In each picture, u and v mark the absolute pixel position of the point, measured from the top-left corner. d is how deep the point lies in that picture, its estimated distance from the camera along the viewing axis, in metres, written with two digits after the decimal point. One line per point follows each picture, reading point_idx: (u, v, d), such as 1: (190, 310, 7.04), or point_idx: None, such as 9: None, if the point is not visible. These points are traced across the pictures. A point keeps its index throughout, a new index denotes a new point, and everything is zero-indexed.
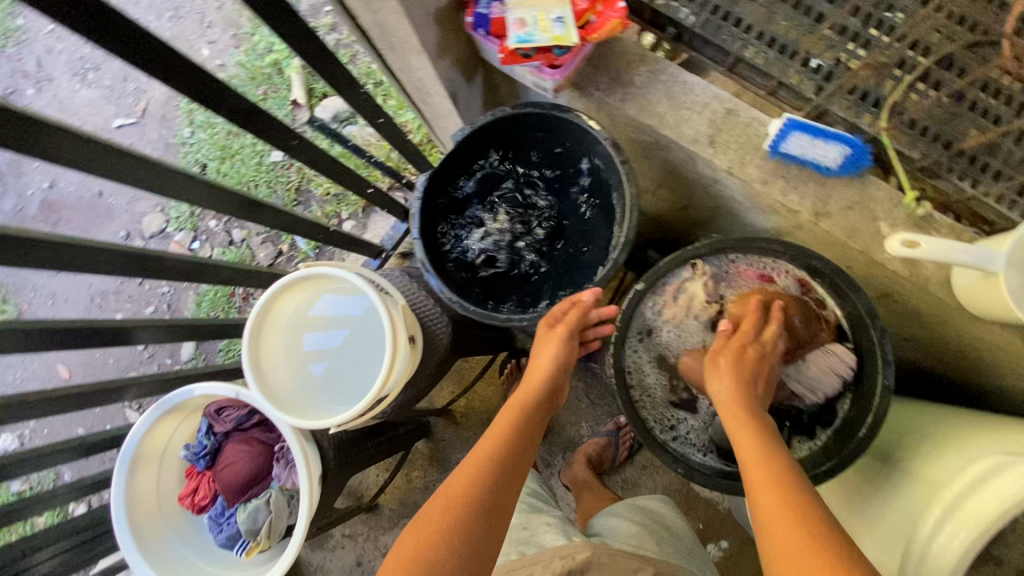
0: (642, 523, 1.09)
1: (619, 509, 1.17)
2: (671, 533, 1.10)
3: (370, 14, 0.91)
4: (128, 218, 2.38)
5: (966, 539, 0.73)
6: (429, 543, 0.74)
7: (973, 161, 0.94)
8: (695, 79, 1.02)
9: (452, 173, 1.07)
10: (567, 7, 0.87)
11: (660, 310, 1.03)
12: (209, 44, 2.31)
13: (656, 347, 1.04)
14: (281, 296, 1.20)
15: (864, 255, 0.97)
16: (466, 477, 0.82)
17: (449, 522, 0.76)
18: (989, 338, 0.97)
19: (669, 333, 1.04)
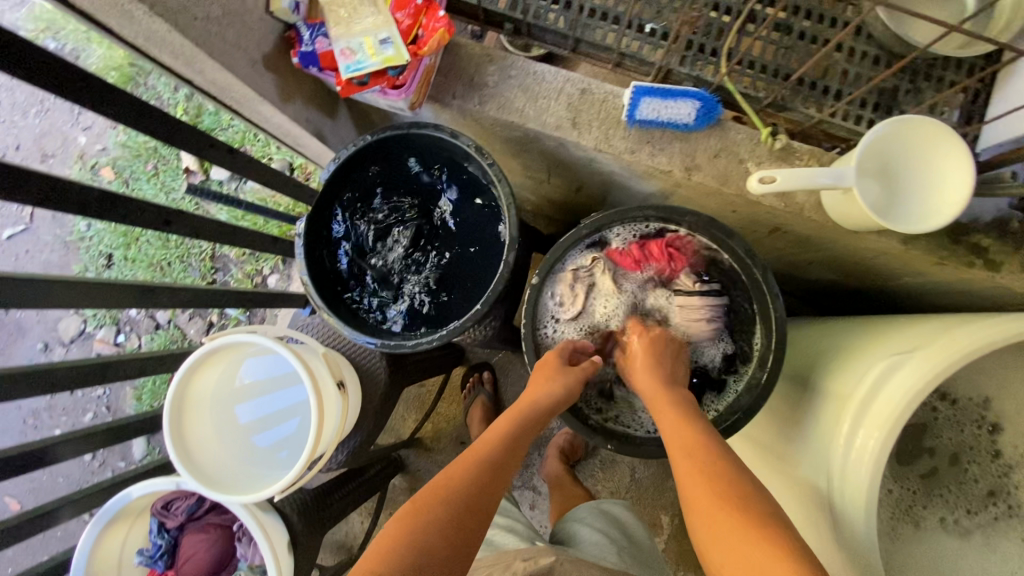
0: (606, 534, 1.12)
1: (585, 514, 1.20)
2: (633, 544, 1.13)
3: (197, 75, 0.86)
4: (43, 328, 2.25)
5: (880, 439, 0.76)
6: (424, 531, 0.73)
7: (814, 87, 0.99)
8: (544, 68, 1.03)
9: (331, 209, 1.03)
10: (391, 27, 0.86)
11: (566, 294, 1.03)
12: (83, 131, 2.21)
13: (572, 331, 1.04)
14: (195, 375, 1.14)
15: (741, 197, 1.00)
16: (463, 472, 0.81)
17: (444, 517, 0.75)
18: (873, 247, 1.02)
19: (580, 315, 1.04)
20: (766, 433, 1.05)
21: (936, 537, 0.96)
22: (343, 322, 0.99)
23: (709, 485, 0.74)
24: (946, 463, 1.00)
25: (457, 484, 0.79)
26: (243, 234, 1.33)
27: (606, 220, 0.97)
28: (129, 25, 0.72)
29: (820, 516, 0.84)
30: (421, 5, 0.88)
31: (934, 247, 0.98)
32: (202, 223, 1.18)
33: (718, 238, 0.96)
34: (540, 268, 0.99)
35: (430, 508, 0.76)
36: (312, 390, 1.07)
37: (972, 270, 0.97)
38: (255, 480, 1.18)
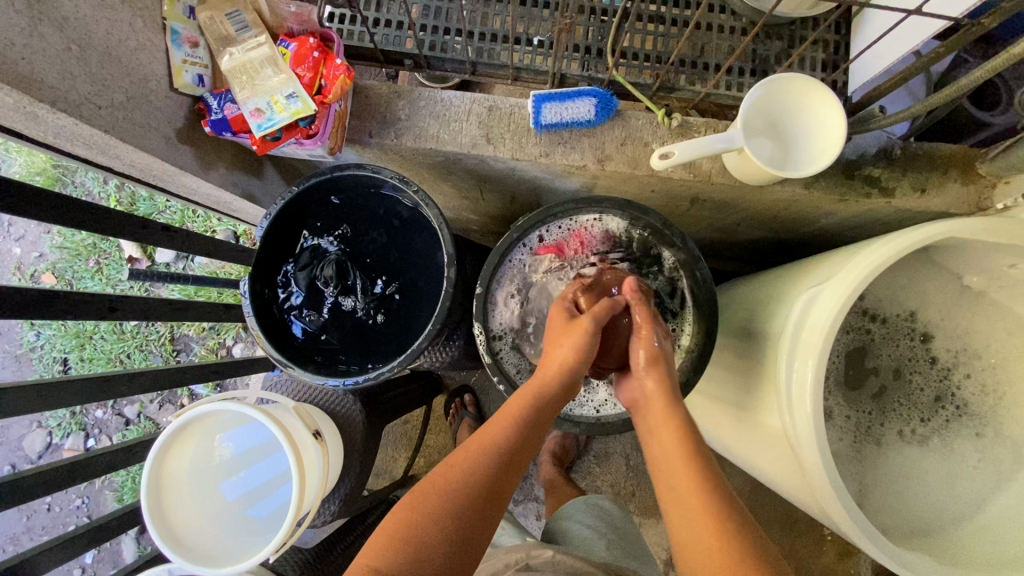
0: (596, 529, 1.17)
1: (573, 511, 1.25)
2: (621, 535, 1.18)
3: (118, 161, 0.89)
4: (7, 450, 2.18)
5: (815, 362, 0.81)
6: (424, 521, 0.75)
7: (695, 65, 1.08)
8: (450, 94, 1.09)
9: (271, 264, 1.05)
10: (294, 83, 0.91)
11: (514, 302, 1.04)
12: (18, 241, 2.17)
13: (528, 333, 1.04)
14: (170, 454, 1.13)
15: (654, 176, 1.07)
16: (467, 460, 0.81)
17: (445, 505, 0.76)
18: (784, 197, 1.10)
19: (533, 318, 1.04)
20: (725, 387, 1.10)
21: (897, 448, 1.03)
22: (307, 370, 1.00)
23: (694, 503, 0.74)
24: (892, 378, 1.07)
25: (437, 506, 0.76)
26: (194, 307, 1.33)
27: (529, 224, 1.01)
28: (36, 126, 0.74)
29: (783, 450, 0.89)
30: (318, 58, 0.93)
31: (834, 185, 1.07)
32: (149, 303, 1.19)
33: (635, 217, 1.00)
34: (479, 282, 1.01)
35: (432, 498, 0.77)
36: (286, 443, 1.07)
37: (870, 199, 1.07)
38: (248, 548, 1.16)
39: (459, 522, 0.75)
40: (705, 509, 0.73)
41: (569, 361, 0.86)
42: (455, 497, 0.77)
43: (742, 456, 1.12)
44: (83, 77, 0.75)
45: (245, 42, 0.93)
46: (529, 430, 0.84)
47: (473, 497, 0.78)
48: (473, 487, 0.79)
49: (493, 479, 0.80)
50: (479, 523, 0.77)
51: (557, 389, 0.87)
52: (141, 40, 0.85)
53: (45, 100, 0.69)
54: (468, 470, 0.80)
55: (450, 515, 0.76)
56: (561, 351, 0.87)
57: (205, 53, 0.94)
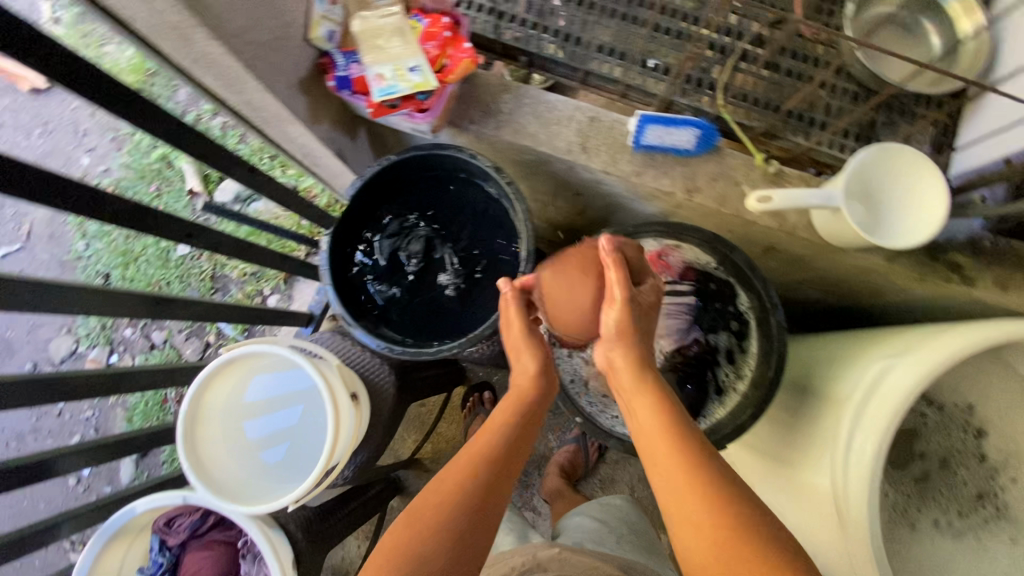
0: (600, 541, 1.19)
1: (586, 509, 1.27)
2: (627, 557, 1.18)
3: (236, 96, 0.92)
4: (32, 348, 2.23)
5: (878, 439, 0.80)
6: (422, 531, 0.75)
7: (801, 118, 1.08)
8: (555, 97, 1.11)
9: (353, 224, 1.08)
10: (419, 56, 0.93)
11: None
12: (88, 152, 2.24)
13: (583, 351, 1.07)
14: (209, 388, 1.16)
15: (739, 218, 1.08)
16: (456, 469, 0.83)
17: (442, 512, 0.77)
18: (860, 266, 1.10)
19: None
20: (767, 440, 1.09)
21: (929, 536, 1.02)
22: (368, 333, 1.03)
23: (674, 459, 0.76)
24: (936, 467, 1.07)
25: (440, 512, 0.77)
26: (257, 250, 1.36)
27: (609, 239, 1.02)
28: (182, 48, 0.77)
29: (825, 518, 0.87)
30: (448, 38, 0.96)
31: (916, 264, 1.06)
32: (220, 237, 1.22)
33: (722, 251, 0.98)
34: None
35: (427, 509, 0.78)
36: (328, 400, 1.10)
37: (949, 284, 1.06)
38: (265, 493, 1.17)
39: (456, 529, 0.76)
40: (692, 479, 0.74)
41: (537, 365, 0.93)
42: (452, 501, 0.78)
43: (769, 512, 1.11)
44: (238, 11, 0.78)
45: (380, 9, 0.96)
46: (511, 435, 0.87)
47: (470, 501, 0.79)
48: (467, 491, 0.80)
49: (488, 483, 0.81)
50: (479, 524, 0.78)
51: (534, 395, 0.92)
52: None
53: (203, 25, 0.72)
54: (461, 476, 0.81)
55: (456, 519, 0.77)
56: (524, 363, 0.94)
57: (341, 12, 0.96)
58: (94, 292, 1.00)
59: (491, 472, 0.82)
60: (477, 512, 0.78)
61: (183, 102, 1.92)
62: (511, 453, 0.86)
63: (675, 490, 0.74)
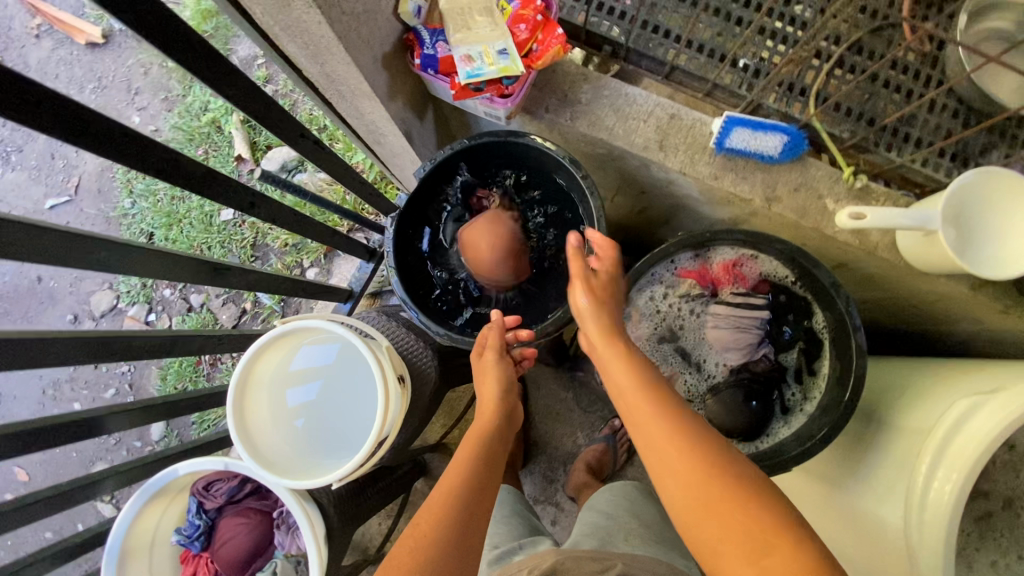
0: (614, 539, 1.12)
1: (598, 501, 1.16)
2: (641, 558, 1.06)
3: (317, 67, 0.90)
4: (74, 300, 2.27)
5: (961, 479, 0.77)
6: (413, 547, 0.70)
7: (895, 133, 1.03)
8: (635, 91, 1.07)
9: (420, 205, 1.07)
10: (508, 39, 0.90)
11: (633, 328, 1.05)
12: (140, 111, 2.26)
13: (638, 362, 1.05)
14: (260, 357, 1.15)
15: (817, 231, 1.04)
16: (438, 492, 0.79)
17: (431, 524, 0.73)
18: (940, 292, 1.05)
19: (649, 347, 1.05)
20: (824, 463, 1.06)
21: None
22: (427, 317, 1.03)
23: (645, 408, 0.75)
24: (1000, 506, 1.01)
25: (430, 526, 0.73)
26: (312, 224, 1.35)
27: (685, 243, 0.98)
28: (276, 14, 0.75)
29: (889, 551, 0.84)
30: (539, 22, 0.91)
31: (1001, 295, 1.01)
32: (279, 209, 1.21)
33: (804, 266, 0.95)
34: (623, 286, 1.00)
35: (416, 527, 0.73)
36: (380, 382, 1.10)
37: None
38: (308, 465, 1.18)
39: (446, 538, 0.72)
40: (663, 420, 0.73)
41: (498, 389, 0.96)
42: (437, 515, 0.74)
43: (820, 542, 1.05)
44: None
45: None
46: (485, 455, 0.86)
47: (456, 513, 0.75)
48: (452, 504, 0.76)
49: (471, 499, 0.78)
50: (467, 534, 0.74)
51: (500, 421, 0.93)
52: None
53: None
54: (444, 494, 0.78)
55: (446, 530, 0.73)
56: (488, 390, 0.96)
57: None
58: (161, 255, 1.00)
59: (473, 487, 0.80)
60: (461, 528, 0.74)
61: (239, 67, 1.91)
62: (489, 472, 0.84)
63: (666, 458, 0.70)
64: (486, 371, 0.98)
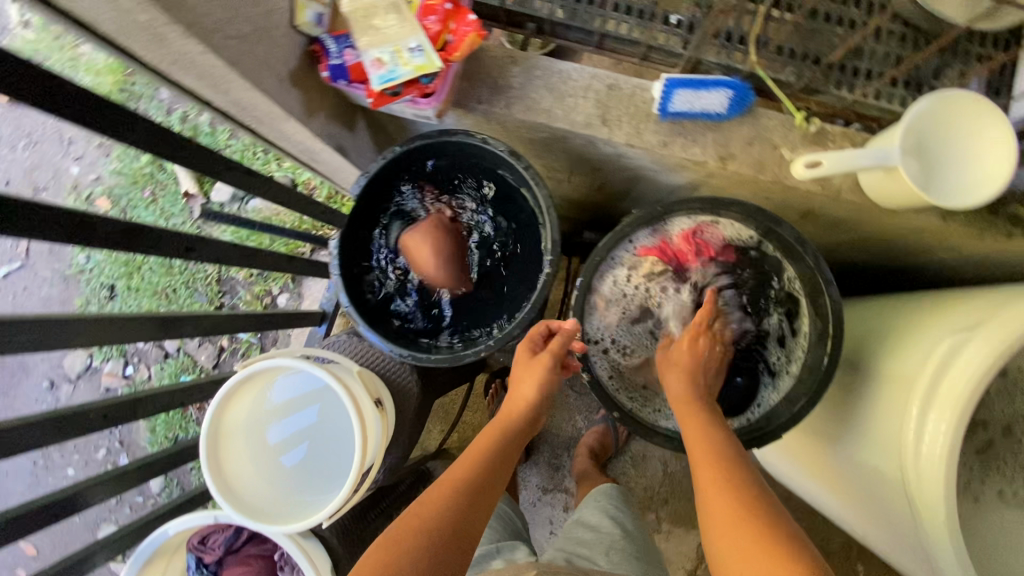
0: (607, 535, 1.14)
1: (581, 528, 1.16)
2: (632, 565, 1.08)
3: (222, 96, 0.83)
4: (47, 366, 2.20)
5: (952, 422, 0.74)
6: (423, 527, 0.75)
7: (844, 69, 0.97)
8: (568, 66, 1.02)
9: (362, 223, 1.01)
10: (420, 35, 0.84)
11: (604, 318, 0.98)
12: (76, 161, 2.16)
13: (612, 353, 0.99)
14: (229, 405, 1.11)
15: (777, 184, 0.99)
16: (456, 473, 0.84)
17: (443, 507, 0.78)
18: (912, 226, 1.02)
19: (622, 334, 0.99)
20: (818, 419, 1.04)
21: (995, 508, 0.97)
22: (387, 339, 0.97)
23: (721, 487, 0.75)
24: (1000, 435, 1.00)
25: (442, 509, 0.78)
26: (262, 255, 1.28)
27: (641, 221, 0.94)
28: (156, 48, 0.68)
29: (891, 502, 0.83)
30: (449, 10, 0.85)
31: (973, 220, 0.98)
32: (222, 247, 1.14)
33: (766, 225, 0.91)
34: (583, 274, 0.96)
35: (430, 508, 0.78)
36: (353, 412, 1.05)
37: (1012, 240, 0.97)
38: (298, 507, 1.14)
39: (454, 524, 0.77)
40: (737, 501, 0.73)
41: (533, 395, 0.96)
42: (448, 503, 0.79)
43: (826, 494, 1.04)
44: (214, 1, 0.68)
45: None
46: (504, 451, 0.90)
47: (466, 501, 0.80)
48: (466, 494, 0.81)
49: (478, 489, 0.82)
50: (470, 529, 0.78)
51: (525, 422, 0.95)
52: None
53: (179, 22, 0.63)
54: (459, 479, 0.83)
55: (455, 519, 0.77)
56: (525, 387, 0.96)
57: None
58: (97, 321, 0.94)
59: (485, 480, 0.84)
60: (466, 514, 0.78)
61: (167, 100, 1.82)
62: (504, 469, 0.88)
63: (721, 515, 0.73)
64: (527, 369, 0.96)
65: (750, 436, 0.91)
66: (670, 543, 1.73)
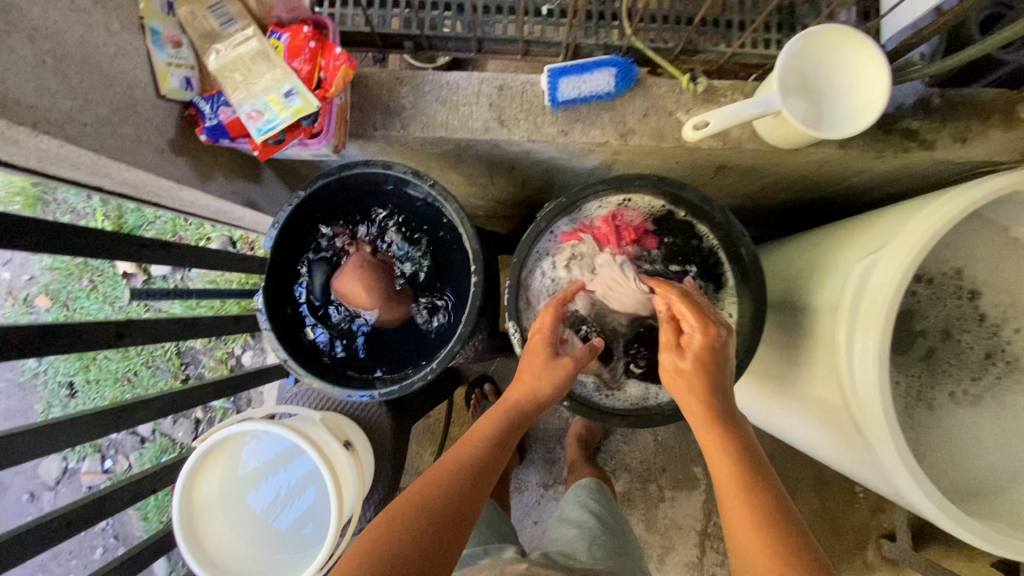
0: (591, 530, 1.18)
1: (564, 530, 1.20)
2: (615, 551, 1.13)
3: (107, 180, 0.82)
4: (22, 478, 2.13)
5: (877, 343, 0.76)
6: (419, 506, 0.74)
7: (717, 24, 1.02)
8: (455, 75, 1.01)
9: (285, 274, 1.00)
10: (292, 78, 0.83)
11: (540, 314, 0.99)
12: (5, 265, 2.09)
13: None
14: (196, 481, 1.08)
15: (681, 148, 1.01)
16: (458, 455, 0.81)
17: (442, 489, 0.76)
18: (818, 159, 1.04)
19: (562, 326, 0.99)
20: (768, 362, 1.06)
21: (951, 410, 1.00)
22: (334, 383, 0.96)
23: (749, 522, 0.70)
24: (940, 339, 1.03)
25: (440, 493, 0.76)
26: (202, 324, 1.25)
27: (555, 212, 0.95)
28: (15, 150, 0.66)
29: (844, 429, 0.85)
30: (315, 48, 0.85)
31: (871, 142, 1.01)
32: (156, 326, 1.12)
33: (673, 191, 0.93)
34: (510, 276, 0.96)
35: (428, 491, 0.76)
36: (320, 462, 1.03)
37: (910, 153, 1.01)
38: (288, 565, 1.12)
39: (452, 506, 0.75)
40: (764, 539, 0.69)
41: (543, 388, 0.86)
42: (447, 486, 0.77)
43: (791, 431, 1.07)
44: (62, 91, 0.66)
45: (231, 36, 0.84)
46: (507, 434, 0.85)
47: (464, 483, 0.78)
48: (465, 474, 0.78)
49: (477, 474, 0.79)
50: (467, 515, 0.76)
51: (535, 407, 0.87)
52: (120, 43, 0.75)
53: (24, 123, 0.61)
54: (460, 462, 0.80)
55: (451, 501, 0.75)
56: (541, 382, 0.86)
57: (190, 53, 0.85)
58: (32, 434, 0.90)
59: (484, 464, 0.80)
60: (462, 492, 0.77)
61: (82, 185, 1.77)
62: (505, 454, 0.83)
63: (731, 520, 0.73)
64: (544, 365, 0.87)
65: None
66: (676, 509, 1.75)
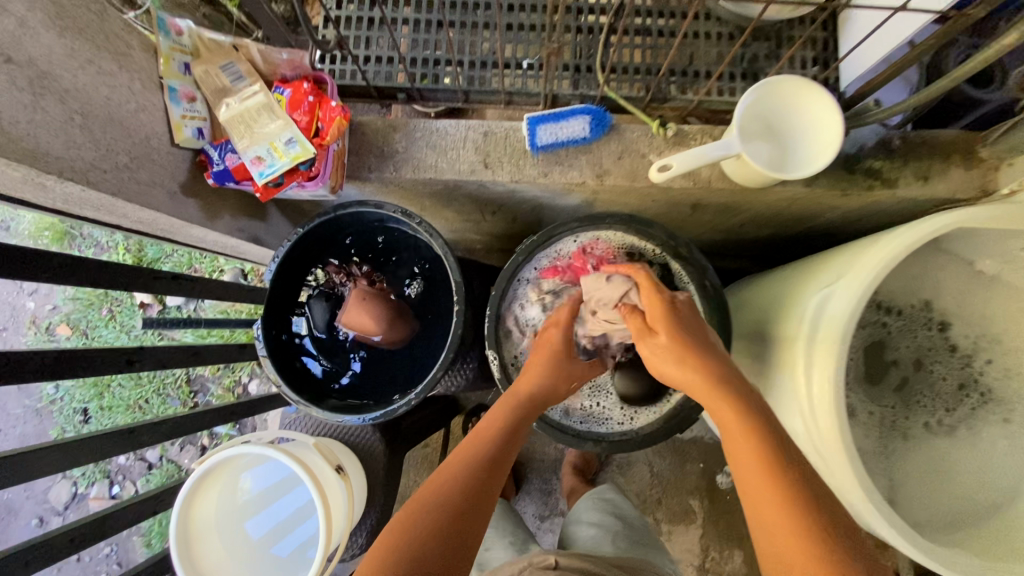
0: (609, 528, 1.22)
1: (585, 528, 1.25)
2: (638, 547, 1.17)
3: (124, 219, 0.90)
4: (33, 503, 2.19)
5: (832, 377, 0.80)
6: (436, 493, 0.75)
7: (686, 74, 1.12)
8: (445, 123, 1.10)
9: (283, 305, 1.06)
10: (292, 128, 0.93)
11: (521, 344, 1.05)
12: (32, 295, 2.20)
13: None
14: (194, 501, 1.13)
15: (655, 187, 1.07)
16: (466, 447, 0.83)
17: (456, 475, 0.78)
18: (787, 197, 1.10)
19: None
20: None
21: (925, 440, 1.02)
22: (325, 408, 1.01)
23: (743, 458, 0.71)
24: (912, 370, 1.05)
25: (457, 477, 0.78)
26: (208, 352, 1.33)
27: (533, 248, 1.02)
28: (42, 194, 0.75)
29: (808, 456, 0.89)
30: (313, 102, 0.94)
31: (835, 181, 1.06)
32: (165, 353, 1.19)
33: (641, 229, 1.00)
34: (490, 307, 1.02)
35: (443, 480, 0.77)
36: (313, 489, 1.07)
37: (874, 191, 1.06)
38: None
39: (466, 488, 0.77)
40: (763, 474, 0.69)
41: (540, 381, 0.91)
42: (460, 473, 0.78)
43: None
44: (87, 144, 0.75)
45: (241, 92, 0.94)
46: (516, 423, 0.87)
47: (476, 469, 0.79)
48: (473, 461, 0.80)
49: (491, 460, 0.81)
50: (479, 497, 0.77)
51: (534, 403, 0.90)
52: (140, 101, 0.86)
53: (52, 171, 0.70)
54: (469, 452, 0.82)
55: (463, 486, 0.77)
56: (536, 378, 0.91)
57: (203, 106, 0.95)
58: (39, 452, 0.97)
59: (493, 452, 0.82)
60: (474, 477, 0.78)
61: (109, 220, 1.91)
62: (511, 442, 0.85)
63: (739, 471, 0.71)
64: (545, 363, 0.92)
65: (672, 422, 0.98)
66: (674, 542, 1.74)
